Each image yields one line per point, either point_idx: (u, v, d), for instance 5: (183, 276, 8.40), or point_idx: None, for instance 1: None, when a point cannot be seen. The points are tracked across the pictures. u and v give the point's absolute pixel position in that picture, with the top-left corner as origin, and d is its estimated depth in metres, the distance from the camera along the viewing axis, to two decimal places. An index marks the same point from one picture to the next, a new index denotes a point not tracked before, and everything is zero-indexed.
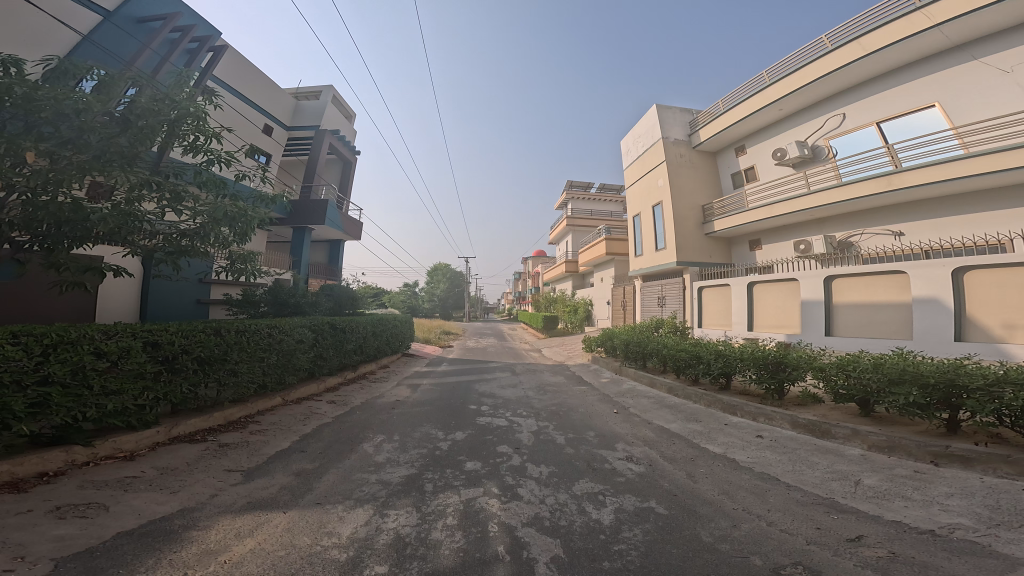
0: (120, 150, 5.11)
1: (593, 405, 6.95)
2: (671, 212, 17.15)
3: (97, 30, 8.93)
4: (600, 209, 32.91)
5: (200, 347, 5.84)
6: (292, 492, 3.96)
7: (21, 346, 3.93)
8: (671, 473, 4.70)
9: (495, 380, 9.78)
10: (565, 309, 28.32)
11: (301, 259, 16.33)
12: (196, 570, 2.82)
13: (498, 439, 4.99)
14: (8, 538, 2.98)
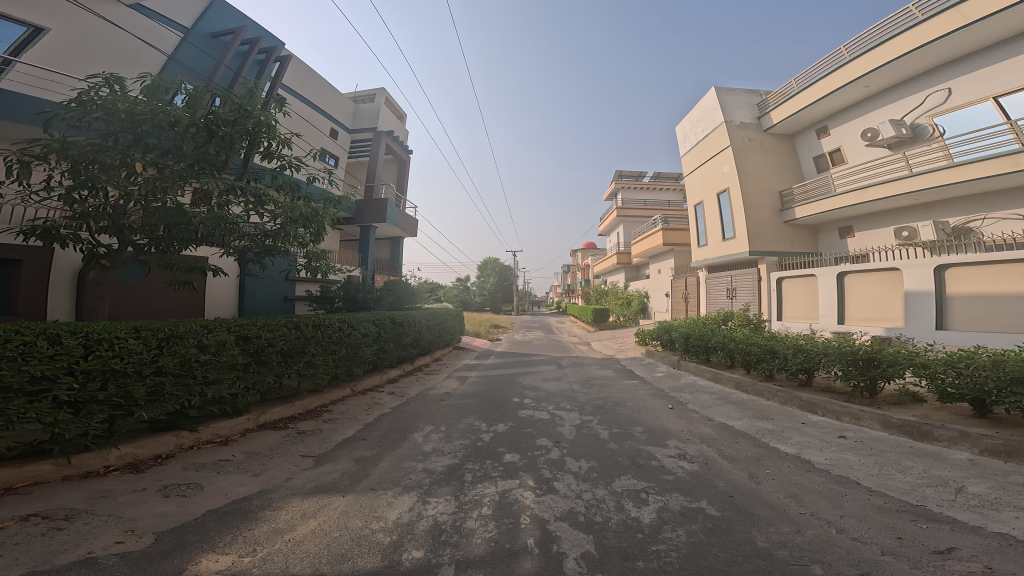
0: (209, 158, 5.53)
1: (644, 400, 6.59)
2: (742, 198, 16.03)
3: (179, 49, 9.91)
4: (655, 199, 31.72)
5: (283, 341, 6.19)
6: (351, 475, 4.03)
7: (144, 338, 4.36)
8: (729, 473, 4.29)
9: (540, 372, 9.67)
10: (618, 301, 27.42)
11: (367, 257, 17.11)
12: (259, 548, 2.92)
13: (540, 432, 4.85)
14: (120, 514, 3.28)
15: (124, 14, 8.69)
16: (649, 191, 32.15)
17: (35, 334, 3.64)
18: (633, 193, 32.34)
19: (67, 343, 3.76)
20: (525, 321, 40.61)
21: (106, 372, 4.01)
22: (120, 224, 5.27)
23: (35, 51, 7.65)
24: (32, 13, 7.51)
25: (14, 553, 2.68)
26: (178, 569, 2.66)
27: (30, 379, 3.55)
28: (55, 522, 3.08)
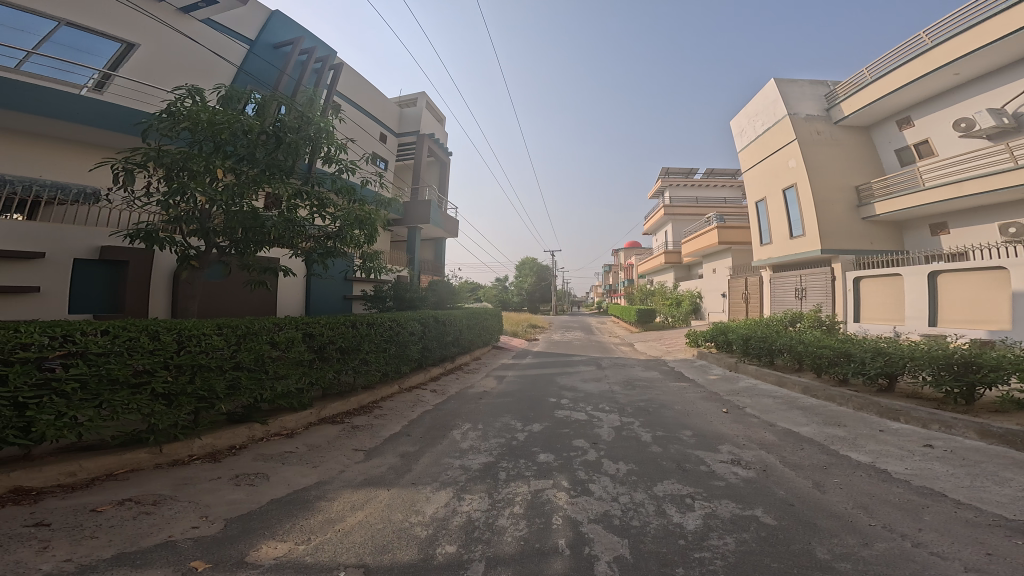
0: (278, 164, 5.80)
1: (695, 404, 6.21)
2: (811, 194, 15.01)
3: (246, 61, 10.68)
4: (708, 197, 30.42)
5: (340, 338, 6.27)
6: (398, 468, 4.01)
7: (227, 335, 4.55)
8: (790, 478, 3.93)
9: (578, 373, 9.40)
10: (666, 302, 26.31)
11: (414, 258, 17.59)
12: (311, 537, 3.02)
13: (578, 432, 4.72)
14: (198, 500, 3.47)
15: (201, 31, 9.65)
16: (701, 188, 30.82)
17: (135, 331, 3.88)
18: (684, 190, 31.11)
19: (164, 339, 4.03)
20: (563, 321, 39.57)
21: (194, 366, 4.25)
22: (207, 226, 5.52)
23: (130, 67, 8.75)
24: (124, 32, 8.56)
25: (107, 534, 2.91)
26: (239, 556, 2.78)
27: (129, 371, 3.78)
28: (142, 506, 3.31)
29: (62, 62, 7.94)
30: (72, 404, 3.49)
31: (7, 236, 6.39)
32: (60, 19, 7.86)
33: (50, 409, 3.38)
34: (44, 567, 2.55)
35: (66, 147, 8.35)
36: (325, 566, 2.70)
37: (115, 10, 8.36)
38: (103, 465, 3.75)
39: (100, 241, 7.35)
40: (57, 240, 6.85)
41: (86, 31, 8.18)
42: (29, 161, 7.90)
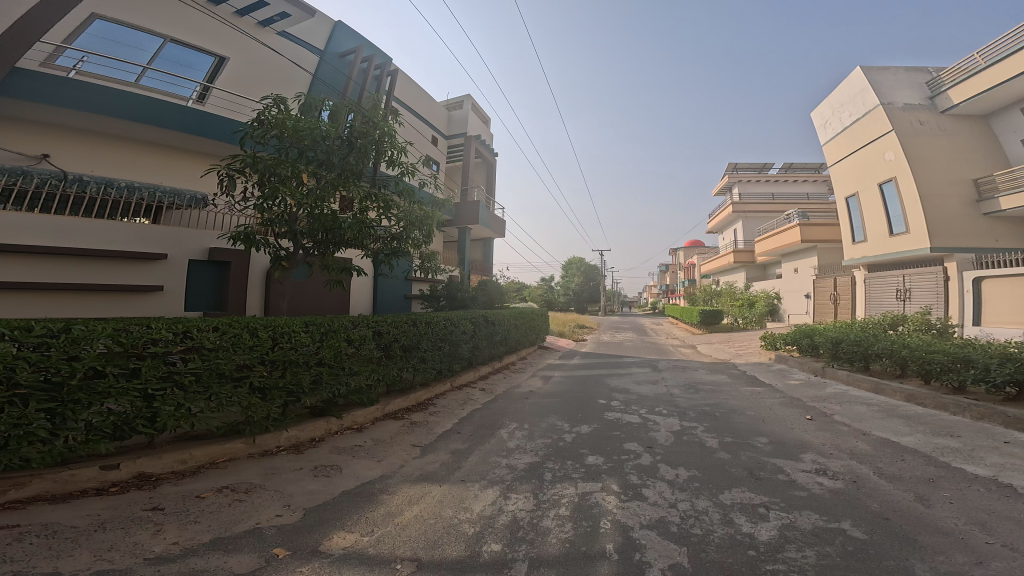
0: (351, 168, 5.41)
1: (771, 409, 5.64)
2: (915, 189, 13.46)
3: (319, 69, 10.67)
4: (785, 193, 28.30)
5: (403, 335, 6.30)
6: (450, 464, 3.96)
7: (312, 332, 4.77)
8: (886, 489, 3.43)
9: (634, 374, 8.90)
10: (737, 304, 24.27)
11: (463, 258, 17.06)
12: (373, 529, 3.07)
13: (632, 433, 4.46)
14: (283, 489, 3.61)
15: (281, 42, 9.85)
16: (779, 184, 28.64)
17: (237, 330, 4.15)
18: (756, 186, 29.12)
19: (262, 335, 4.30)
20: (616, 322, 37.62)
21: (285, 362, 4.48)
22: (296, 229, 5.13)
23: (227, 78, 9.04)
24: (218, 46, 8.92)
25: (205, 519, 3.09)
26: (313, 545, 2.88)
27: (232, 366, 4.04)
28: (235, 494, 3.48)
29: (171, 75, 8.37)
30: (186, 396, 3.75)
31: (129, 237, 7.23)
32: (162, 34, 8.29)
33: (168, 401, 3.64)
34: (155, 549, 2.73)
35: (182, 156, 8.66)
36: (381, 558, 2.72)
37: (208, 25, 8.76)
38: (209, 453, 3.97)
39: (207, 241, 8.17)
40: (171, 240, 7.69)
41: (186, 45, 8.58)
42: (153, 168, 8.31)
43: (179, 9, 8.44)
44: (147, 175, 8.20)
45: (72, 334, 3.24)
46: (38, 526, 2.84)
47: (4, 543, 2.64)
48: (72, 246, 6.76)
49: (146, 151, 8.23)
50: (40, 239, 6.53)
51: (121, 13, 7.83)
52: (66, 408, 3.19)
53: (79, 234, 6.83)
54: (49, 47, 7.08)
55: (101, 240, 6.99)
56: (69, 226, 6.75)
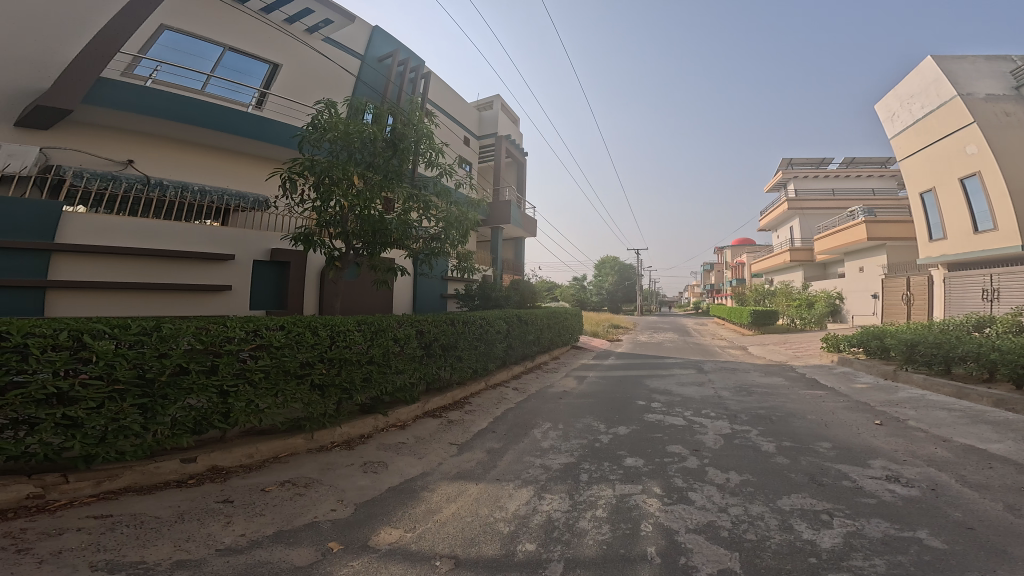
0: (393, 169, 5.48)
1: (834, 414, 5.22)
2: (1003, 186, 12.29)
3: (361, 71, 10.65)
4: (847, 189, 26.57)
5: (443, 335, 6.19)
6: (485, 462, 3.93)
7: (364, 331, 4.76)
8: (969, 497, 3.09)
9: (677, 376, 8.47)
10: (793, 303, 22.67)
11: (497, 257, 16.50)
12: (414, 525, 3.06)
13: (676, 436, 4.25)
14: (336, 484, 3.66)
15: (330, 51, 9.98)
16: (840, 179, 26.85)
17: (300, 329, 4.19)
18: (813, 183, 27.52)
19: (322, 334, 4.33)
20: (655, 322, 36.13)
21: (340, 361, 4.48)
22: (346, 229, 5.26)
23: (282, 84, 9.34)
24: (274, 53, 9.16)
25: (269, 513, 3.17)
26: (363, 539, 2.89)
27: (295, 364, 4.08)
28: (295, 488, 3.54)
29: (232, 83, 8.67)
30: (256, 393, 3.81)
31: (205, 240, 7.33)
32: (226, 43, 8.59)
33: (240, 399, 3.70)
34: (226, 540, 2.81)
35: (250, 162, 8.90)
36: (421, 554, 2.71)
37: (266, 34, 9.01)
38: (272, 448, 4.06)
39: (269, 244, 8.15)
40: (238, 244, 7.74)
41: (246, 53, 8.86)
42: (218, 170, 8.50)
43: (240, 18, 8.69)
44: (209, 176, 8.38)
45: (159, 333, 3.35)
46: (124, 516, 2.96)
47: (96, 532, 2.75)
48: (148, 246, 6.82)
49: (217, 158, 8.49)
50: (124, 239, 6.63)
51: (189, 24, 8.15)
52: (152, 404, 3.31)
53: (159, 236, 6.92)
54: (127, 57, 7.60)
55: (176, 241, 7.06)
56: (151, 229, 6.86)
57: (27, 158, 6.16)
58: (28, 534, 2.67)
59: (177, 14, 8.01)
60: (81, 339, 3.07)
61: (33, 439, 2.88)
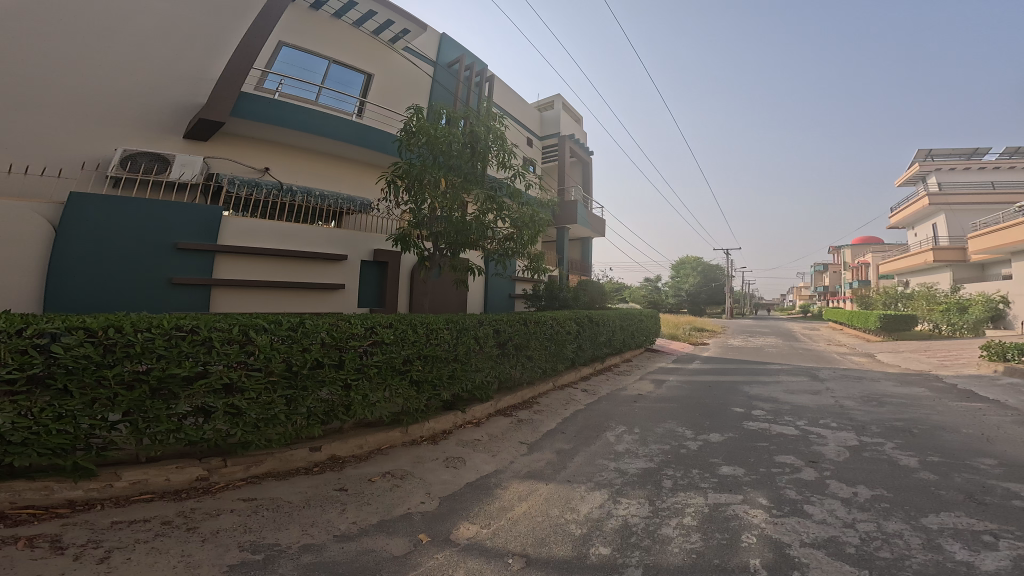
0: (469, 170, 4.98)
1: (997, 427, 4.23)
2: None
3: (436, 76, 11.09)
4: (1008, 181, 22.46)
5: (517, 334, 6.04)
6: (556, 462, 3.62)
7: (453, 329, 4.93)
8: None
9: (782, 383, 7.38)
10: (938, 307, 17.94)
11: (562, 257, 15.79)
12: (488, 521, 2.94)
13: (786, 446, 3.72)
14: (423, 477, 3.60)
15: (410, 61, 10.44)
16: (998, 170, 22.85)
17: (404, 326, 4.43)
18: (959, 174, 23.57)
19: (421, 332, 4.56)
20: (748, 325, 32.01)
21: (427, 357, 4.62)
22: (433, 230, 5.00)
23: (378, 93, 9.82)
24: (368, 64, 9.66)
25: (374, 501, 3.22)
26: (445, 532, 2.84)
27: (399, 360, 4.31)
28: (395, 478, 3.58)
29: (341, 93, 9.23)
30: (370, 386, 4.07)
31: (325, 241, 7.73)
32: (332, 56, 9.15)
33: (358, 392, 3.96)
34: (341, 527, 2.90)
35: (355, 172, 9.47)
36: (495, 550, 2.63)
37: (363, 47, 9.57)
38: (375, 440, 4.20)
39: (373, 245, 8.38)
40: (350, 244, 8.07)
41: (348, 66, 9.41)
42: (330, 180, 9.13)
43: (343, 33, 9.28)
44: (319, 182, 8.96)
45: (299, 330, 3.67)
46: (265, 499, 3.19)
47: (244, 514, 2.99)
48: (284, 248, 7.29)
49: (328, 171, 9.11)
50: (265, 241, 7.14)
51: (303, 42, 8.79)
52: (292, 396, 3.61)
53: (290, 237, 7.36)
54: (257, 73, 8.41)
55: (303, 243, 7.49)
56: (287, 230, 7.34)
57: (196, 167, 7.07)
58: (195, 513, 2.96)
59: (295, 32, 8.69)
60: (247, 333, 3.46)
61: (208, 425, 3.25)
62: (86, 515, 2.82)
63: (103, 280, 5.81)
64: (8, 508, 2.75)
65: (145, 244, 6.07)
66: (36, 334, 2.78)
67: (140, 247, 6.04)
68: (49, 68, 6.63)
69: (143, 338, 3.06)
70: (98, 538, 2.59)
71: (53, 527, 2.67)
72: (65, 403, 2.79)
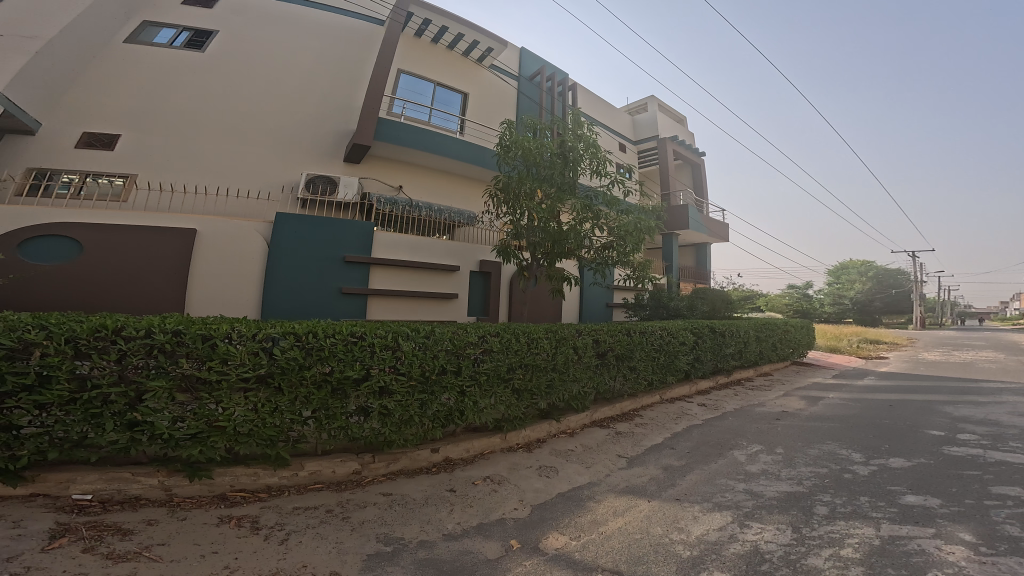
0: (566, 182, 4.94)
1: None
2: None
3: (521, 89, 11.84)
4: None
5: (618, 344, 5.68)
6: (663, 478, 3.10)
7: (552, 339, 4.88)
8: None
9: (1000, 406, 5.59)
10: None
11: (672, 263, 14.51)
12: (579, 532, 2.68)
13: (1008, 476, 2.78)
14: (518, 484, 3.45)
15: (496, 77, 11.43)
16: None
17: (509, 335, 4.55)
18: None
19: (523, 342, 4.61)
20: (955, 339, 25.13)
21: (528, 366, 4.64)
22: (532, 241, 5.01)
23: (474, 110, 10.82)
24: (464, 85, 10.74)
25: (476, 503, 3.19)
26: (535, 540, 2.68)
27: (505, 368, 4.43)
28: (494, 483, 3.51)
29: (447, 113, 10.24)
30: (479, 393, 4.26)
31: (444, 254, 8.39)
32: (437, 80, 10.31)
33: (470, 398, 4.18)
34: (448, 526, 2.95)
35: (461, 185, 10.38)
36: (584, 564, 2.38)
37: (458, 70, 10.70)
38: (478, 446, 4.34)
39: (479, 254, 8.87)
40: (463, 255, 8.64)
41: (450, 88, 10.52)
42: (439, 192, 10.03)
43: (443, 60, 10.48)
44: (430, 196, 9.86)
45: (430, 338, 4.03)
46: (397, 495, 3.42)
47: (383, 507, 3.24)
48: (416, 260, 8.07)
49: (438, 183, 10.04)
50: (401, 254, 7.97)
51: (416, 69, 10.01)
52: (421, 399, 3.93)
53: (421, 250, 8.15)
54: (387, 100, 9.63)
55: (428, 257, 8.22)
56: (419, 243, 8.14)
57: (354, 187, 8.34)
58: (350, 503, 3.33)
59: (409, 62, 9.97)
60: (396, 341, 3.88)
61: (367, 424, 3.70)
62: (276, 501, 3.39)
63: (292, 285, 7.05)
64: (229, 490, 3.45)
65: (318, 253, 7.23)
66: (264, 339, 3.51)
67: (314, 256, 7.21)
68: (261, 115, 8.66)
69: (330, 343, 3.62)
70: (283, 521, 3.09)
71: (253, 509, 3.26)
72: (278, 399, 3.47)
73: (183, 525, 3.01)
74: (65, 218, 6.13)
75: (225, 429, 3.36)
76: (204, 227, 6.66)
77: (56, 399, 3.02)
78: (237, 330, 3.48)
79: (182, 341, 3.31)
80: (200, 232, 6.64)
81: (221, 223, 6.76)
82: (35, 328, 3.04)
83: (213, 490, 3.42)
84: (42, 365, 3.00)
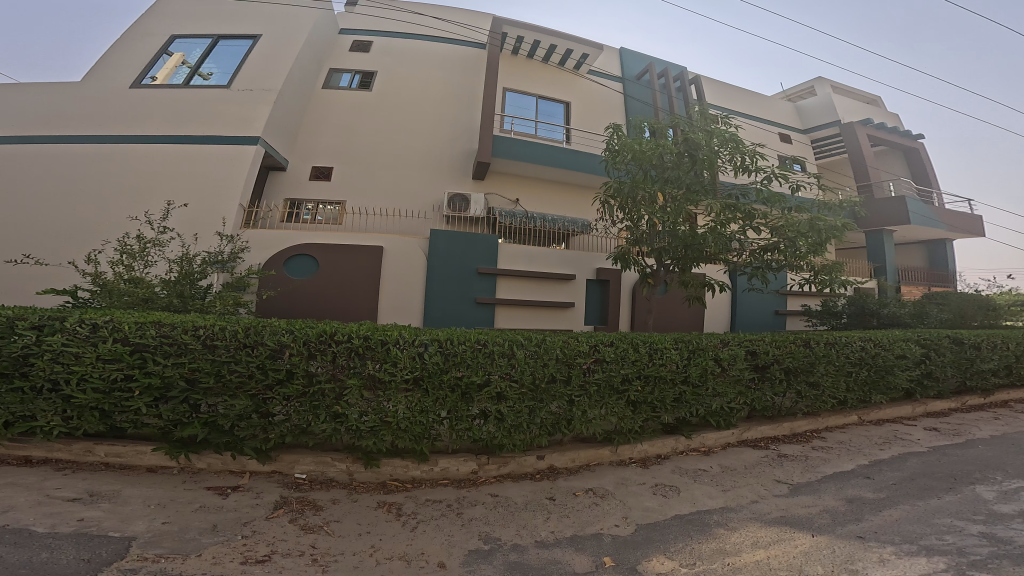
0: (704, 183, 4.55)
1: None
2: None
3: (628, 91, 11.81)
4: None
5: (789, 357, 4.69)
6: (837, 515, 2.63)
7: (682, 350, 4.25)
8: None
9: None
10: None
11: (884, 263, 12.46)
12: (693, 560, 2.21)
13: None
14: (625, 501, 2.98)
15: (596, 82, 11.70)
16: None
17: (626, 344, 4.11)
18: None
19: (642, 351, 4.11)
20: None
21: (653, 379, 4.13)
22: (657, 246, 4.65)
23: (578, 118, 11.24)
24: (565, 95, 11.29)
25: (574, 515, 2.83)
26: (633, 561, 2.25)
27: (619, 379, 4.01)
28: (597, 496, 3.10)
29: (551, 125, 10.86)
30: (589, 403, 3.93)
31: (557, 262, 8.63)
32: (539, 94, 11.04)
33: (580, 407, 3.91)
34: (541, 534, 2.65)
35: (569, 193, 10.85)
36: None
37: (557, 82, 11.32)
38: (585, 456, 4.02)
39: (597, 262, 8.88)
40: (578, 263, 8.74)
41: (553, 99, 11.18)
42: (546, 198, 10.65)
43: (544, 76, 11.25)
44: (539, 203, 10.55)
45: (542, 346, 3.90)
46: (504, 497, 3.27)
47: (489, 507, 3.13)
48: (534, 268, 8.47)
49: (544, 189, 10.65)
50: (522, 265, 8.46)
51: (518, 86, 10.92)
52: (531, 405, 3.82)
53: (538, 259, 8.53)
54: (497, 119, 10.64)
55: (542, 264, 8.55)
56: (537, 254, 8.52)
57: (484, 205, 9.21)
58: (465, 500, 3.30)
59: (513, 80, 10.93)
60: (513, 346, 3.87)
61: (487, 426, 3.74)
62: (416, 491, 3.58)
63: (434, 292, 7.97)
64: (389, 479, 3.77)
65: (461, 266, 8.03)
66: (416, 344, 3.75)
67: (458, 265, 8.04)
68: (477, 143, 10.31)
69: (461, 350, 3.76)
70: (417, 510, 3.21)
71: (400, 497, 3.48)
72: (425, 400, 3.68)
73: (354, 505, 3.34)
74: (297, 239, 7.70)
75: (391, 424, 3.66)
76: (389, 244, 7.85)
77: (294, 391, 3.65)
78: (402, 335, 3.79)
79: (370, 347, 3.70)
80: (386, 248, 7.86)
81: (402, 239, 7.93)
82: (285, 332, 3.74)
83: (378, 477, 3.77)
84: (289, 361, 3.66)
